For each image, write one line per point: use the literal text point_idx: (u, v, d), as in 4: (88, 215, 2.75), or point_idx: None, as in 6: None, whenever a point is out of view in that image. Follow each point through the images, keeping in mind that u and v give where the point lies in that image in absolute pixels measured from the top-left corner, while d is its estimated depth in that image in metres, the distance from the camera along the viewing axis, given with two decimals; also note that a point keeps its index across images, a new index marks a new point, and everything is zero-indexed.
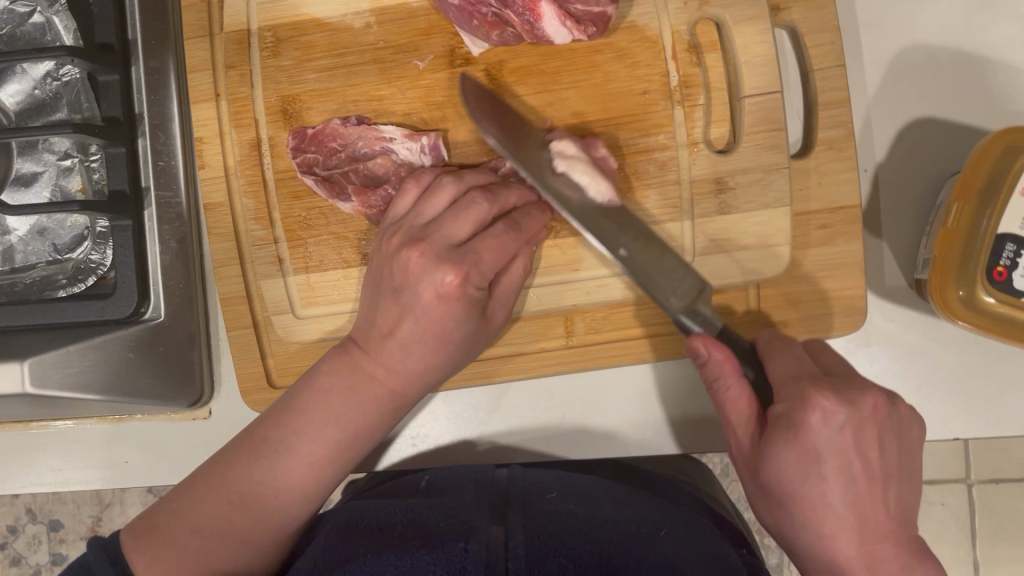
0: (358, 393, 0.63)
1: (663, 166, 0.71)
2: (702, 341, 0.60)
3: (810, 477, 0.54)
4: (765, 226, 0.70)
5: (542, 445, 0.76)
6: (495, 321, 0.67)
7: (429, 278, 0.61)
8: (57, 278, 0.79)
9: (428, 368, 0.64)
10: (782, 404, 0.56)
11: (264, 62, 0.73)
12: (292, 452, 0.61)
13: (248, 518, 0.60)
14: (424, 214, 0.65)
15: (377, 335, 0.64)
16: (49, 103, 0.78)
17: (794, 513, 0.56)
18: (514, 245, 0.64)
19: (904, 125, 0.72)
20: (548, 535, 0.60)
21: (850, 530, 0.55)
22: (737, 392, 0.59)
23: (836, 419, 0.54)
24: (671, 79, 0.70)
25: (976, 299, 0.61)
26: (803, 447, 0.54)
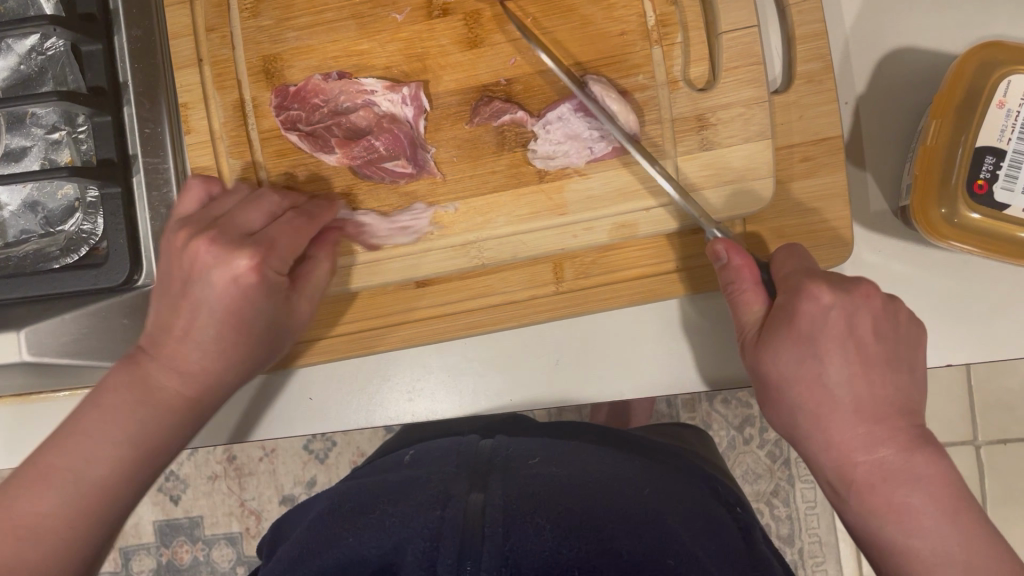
0: (137, 393, 0.58)
1: (644, 106, 0.71)
2: (726, 246, 0.62)
3: (808, 359, 0.58)
4: (747, 159, 0.70)
5: (534, 392, 0.77)
6: (300, 318, 0.65)
7: (221, 260, 0.59)
8: (51, 250, 0.79)
9: (217, 369, 0.61)
10: (782, 298, 0.59)
11: (245, 23, 0.74)
12: (72, 479, 0.56)
13: (43, 546, 0.55)
14: (217, 207, 0.66)
15: (168, 339, 0.60)
16: (34, 78, 0.79)
17: (791, 400, 0.60)
18: (306, 235, 0.66)
19: (882, 54, 0.72)
20: (525, 498, 0.58)
21: (857, 420, 0.58)
22: (752, 296, 0.62)
23: (829, 308, 0.57)
24: (648, 19, 0.71)
25: (960, 216, 0.62)
26: (801, 331, 0.58)
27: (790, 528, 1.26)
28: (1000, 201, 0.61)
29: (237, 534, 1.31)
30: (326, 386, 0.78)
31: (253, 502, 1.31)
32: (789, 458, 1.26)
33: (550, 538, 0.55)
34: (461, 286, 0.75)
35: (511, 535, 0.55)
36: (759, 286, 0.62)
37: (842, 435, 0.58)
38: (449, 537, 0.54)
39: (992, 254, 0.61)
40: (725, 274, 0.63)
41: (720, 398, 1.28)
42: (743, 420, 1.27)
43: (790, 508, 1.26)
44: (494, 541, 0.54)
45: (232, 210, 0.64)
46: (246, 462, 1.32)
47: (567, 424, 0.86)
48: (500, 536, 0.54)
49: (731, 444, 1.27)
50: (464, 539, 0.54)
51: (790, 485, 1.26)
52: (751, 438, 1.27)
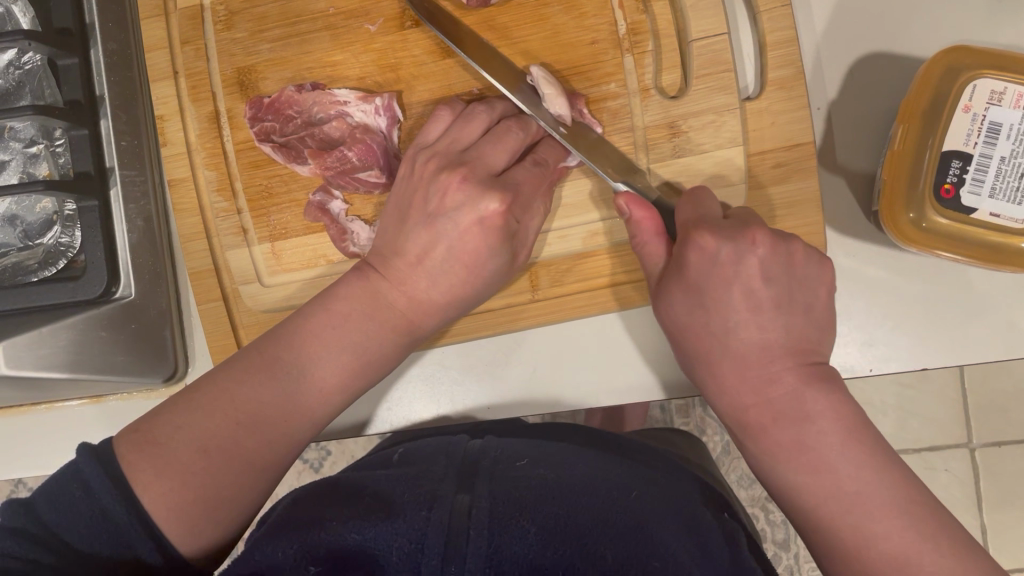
0: (372, 319, 0.64)
1: (616, 113, 0.71)
2: (625, 199, 0.63)
3: (697, 307, 0.61)
4: (719, 169, 0.71)
5: (512, 402, 0.77)
6: (519, 262, 0.68)
7: (473, 202, 0.63)
8: (29, 263, 0.79)
9: (447, 302, 0.66)
10: (675, 249, 0.62)
11: (219, 36, 0.75)
12: (237, 396, 0.58)
13: (259, 439, 0.57)
14: (427, 139, 0.69)
15: (401, 263, 0.65)
16: (12, 93, 0.77)
17: (691, 347, 0.62)
18: (545, 187, 0.68)
19: (853, 60, 0.73)
20: (513, 499, 0.58)
21: (757, 359, 0.59)
22: (654, 248, 0.64)
23: (718, 251, 0.59)
24: (619, 27, 0.71)
25: (928, 220, 0.62)
26: (691, 281, 0.60)
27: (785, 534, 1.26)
28: (967, 205, 0.61)
29: None
30: None
31: None
32: None
33: (535, 543, 0.54)
34: None
35: (496, 537, 0.54)
36: (661, 235, 0.64)
37: (748, 370, 0.60)
38: (434, 538, 0.54)
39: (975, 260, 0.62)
40: (626, 225, 0.65)
41: None
42: None
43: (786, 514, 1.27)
44: (480, 539, 0.54)
45: (480, 147, 0.66)
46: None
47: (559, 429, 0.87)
48: (485, 539, 0.54)
49: (725, 449, 1.27)
50: (449, 539, 0.54)
51: None
52: None
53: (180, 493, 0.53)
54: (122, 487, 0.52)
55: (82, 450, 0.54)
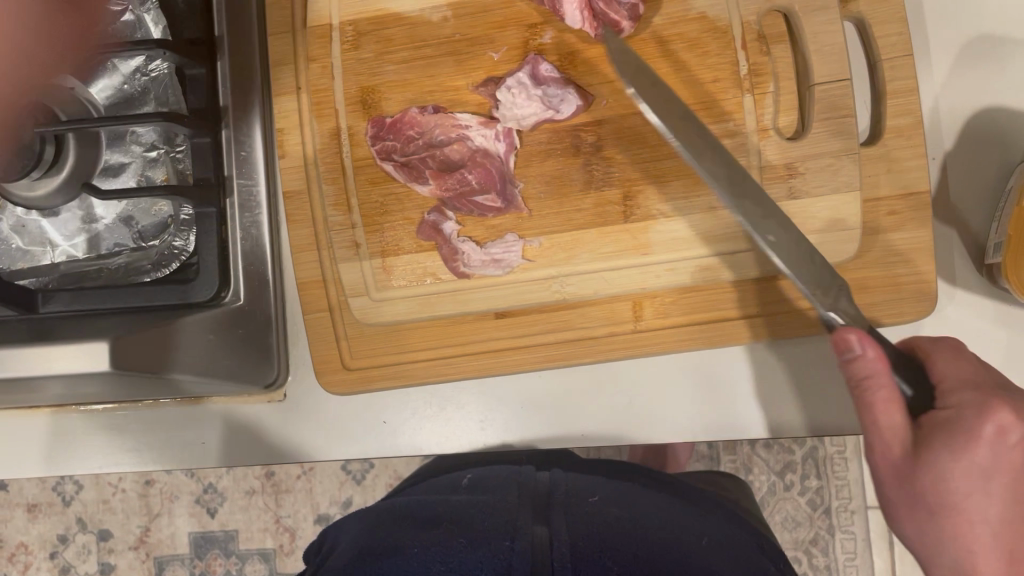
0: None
1: (733, 152, 0.72)
2: (861, 338, 0.57)
3: (972, 477, 0.55)
4: (834, 212, 0.71)
5: (601, 430, 0.78)
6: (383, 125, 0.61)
7: None
8: (142, 264, 0.82)
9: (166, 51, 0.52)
10: (967, 415, 0.56)
11: (346, 55, 0.77)
12: None
13: None
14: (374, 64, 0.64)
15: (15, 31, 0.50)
16: (137, 97, 0.82)
17: (922, 487, 0.57)
18: None
19: (972, 113, 0.73)
20: (590, 536, 0.65)
21: (995, 535, 0.57)
22: (884, 392, 0.57)
23: (1011, 436, 0.55)
24: (741, 68, 0.72)
25: None
26: (977, 460, 0.55)
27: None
28: None
29: (271, 550, 1.39)
30: (401, 411, 0.81)
31: (289, 520, 1.39)
32: (830, 506, 1.27)
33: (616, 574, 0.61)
34: (540, 319, 0.76)
35: (578, 567, 0.62)
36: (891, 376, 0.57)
37: (979, 550, 0.57)
38: (519, 568, 0.61)
39: None
40: (847, 372, 0.58)
41: (762, 442, 1.29)
42: (786, 466, 1.28)
43: (831, 558, 1.27)
44: None
45: None
46: (284, 478, 1.39)
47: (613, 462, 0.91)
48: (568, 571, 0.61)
49: (771, 489, 1.28)
50: (535, 562, 0.61)
51: (830, 535, 1.27)
52: (791, 484, 1.28)
53: None
54: None
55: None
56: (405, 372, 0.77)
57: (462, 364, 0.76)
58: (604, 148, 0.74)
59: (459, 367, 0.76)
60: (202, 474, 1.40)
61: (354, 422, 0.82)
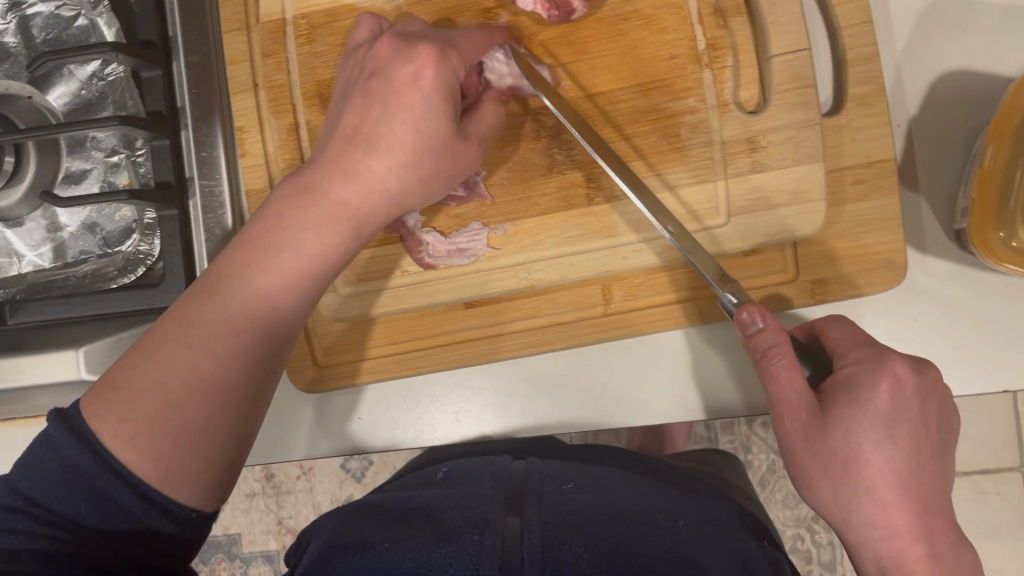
0: (314, 211, 0.61)
1: (694, 128, 0.71)
2: (759, 311, 0.59)
3: (867, 429, 0.57)
4: (798, 185, 0.70)
5: (578, 417, 0.77)
6: (472, 147, 0.68)
7: (406, 61, 0.64)
8: (108, 270, 0.81)
9: (444, 143, 0.65)
10: (865, 368, 0.58)
11: (300, 49, 0.77)
12: (189, 329, 0.54)
13: (212, 359, 0.54)
14: (401, 29, 0.70)
15: (341, 139, 0.64)
16: (95, 103, 0.81)
17: (823, 446, 0.58)
18: (484, 39, 0.70)
19: (936, 77, 0.72)
20: (564, 523, 0.62)
21: (901, 491, 0.58)
22: (781, 365, 0.58)
23: (908, 386, 0.57)
24: (698, 43, 0.71)
25: (1019, 239, 0.62)
26: (875, 409, 0.57)
27: (830, 555, 1.26)
28: None
29: (275, 552, 1.33)
30: (375, 409, 0.79)
31: (291, 521, 1.35)
32: None
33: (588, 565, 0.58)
34: (509, 307, 0.76)
35: (549, 564, 0.58)
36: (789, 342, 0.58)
37: (882, 503, 0.58)
38: (488, 564, 0.58)
39: None
40: (752, 348, 0.60)
41: (759, 421, 1.27)
42: None
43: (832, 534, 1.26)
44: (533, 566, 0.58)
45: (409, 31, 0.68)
46: (285, 479, 1.35)
47: (596, 445, 0.90)
48: (539, 563, 0.58)
49: (771, 468, 1.27)
50: (505, 559, 0.58)
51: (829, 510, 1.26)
52: None
53: (147, 438, 0.51)
54: (86, 441, 0.50)
55: (54, 413, 0.53)
56: (377, 367, 0.77)
57: (433, 355, 0.76)
58: (564, 130, 0.73)
59: (431, 359, 0.76)
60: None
61: (319, 429, 0.79)
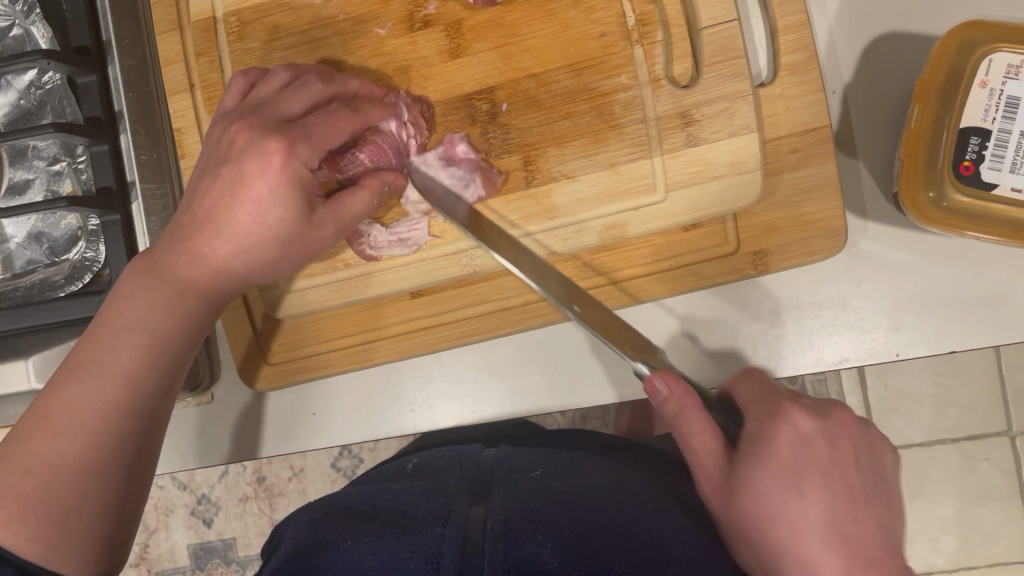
0: (155, 292, 0.60)
1: (628, 105, 0.71)
2: (662, 377, 0.61)
3: (790, 493, 0.57)
4: (735, 156, 0.69)
5: (530, 401, 0.77)
6: (324, 237, 0.64)
7: (254, 157, 0.60)
8: (56, 278, 0.80)
9: (290, 241, 0.63)
10: (758, 422, 0.59)
11: (232, 47, 0.77)
12: (53, 423, 0.56)
13: (68, 445, 0.56)
14: (257, 94, 0.66)
15: (191, 218, 0.62)
16: (33, 112, 0.77)
17: (762, 526, 0.57)
18: (344, 126, 0.65)
19: (867, 41, 0.72)
20: (529, 514, 0.58)
21: (830, 548, 0.56)
22: (698, 425, 0.60)
23: (806, 432, 0.59)
24: (628, 20, 0.71)
25: (948, 198, 0.63)
26: (779, 462, 0.57)
27: None
28: (988, 181, 0.62)
29: None
30: (330, 404, 0.79)
31: None
32: None
33: (552, 556, 0.54)
34: (455, 294, 0.75)
35: (510, 554, 0.54)
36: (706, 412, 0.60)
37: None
38: (450, 556, 0.54)
39: (1002, 238, 0.61)
40: (672, 415, 0.61)
41: None
42: None
43: None
44: (493, 556, 0.54)
45: (273, 98, 0.65)
46: (276, 481, 1.31)
47: (566, 430, 0.89)
48: (501, 553, 0.54)
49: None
50: (466, 552, 0.54)
51: None
52: None
53: (19, 523, 0.54)
54: None
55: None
56: (327, 360, 0.77)
57: (384, 347, 0.76)
58: (500, 113, 0.73)
59: (381, 348, 0.76)
60: (195, 485, 1.32)
61: (276, 424, 0.79)
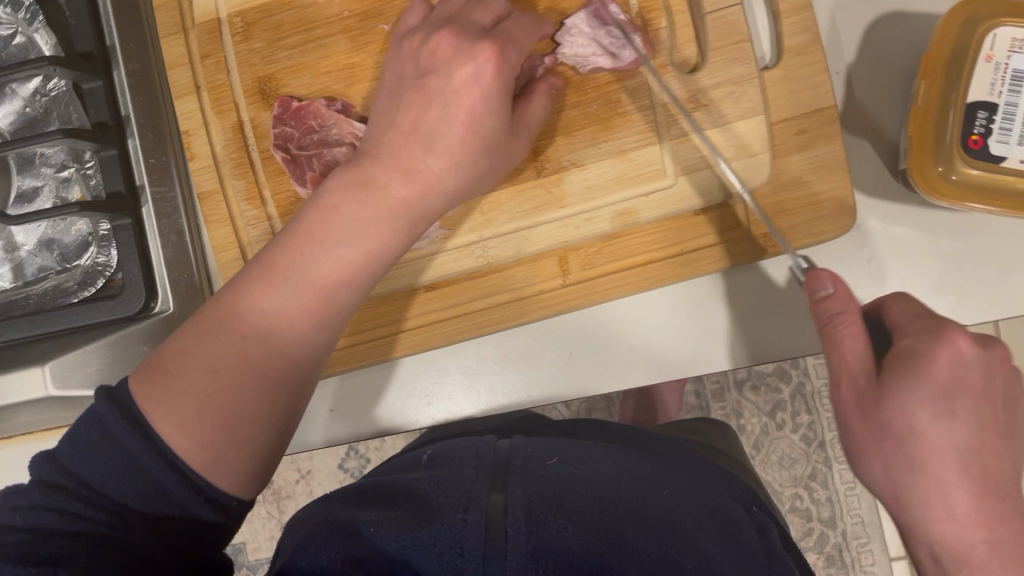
0: (370, 207, 0.63)
1: (634, 92, 0.72)
2: (833, 279, 0.59)
3: (940, 414, 0.55)
4: (738, 140, 0.71)
5: (545, 391, 0.77)
6: (521, 141, 0.68)
7: (466, 57, 0.65)
8: (69, 285, 0.80)
9: (466, 151, 0.66)
10: (913, 339, 0.56)
11: (238, 47, 0.77)
12: (251, 328, 0.59)
13: (264, 346, 0.58)
14: (444, 10, 0.71)
15: (388, 159, 0.65)
16: (40, 120, 0.78)
17: (902, 448, 0.57)
18: (536, 33, 0.69)
19: (869, 21, 0.72)
20: (551, 498, 0.57)
21: (964, 471, 0.56)
22: (850, 327, 0.58)
23: (969, 363, 0.54)
24: (631, 5, 0.72)
25: (958, 172, 0.64)
26: (938, 383, 0.54)
27: (832, 511, 1.23)
28: (997, 154, 0.63)
29: None
30: (344, 399, 0.79)
31: None
32: (824, 439, 1.25)
33: (579, 544, 0.54)
34: (469, 287, 0.76)
35: (534, 536, 0.54)
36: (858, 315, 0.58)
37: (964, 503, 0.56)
38: (473, 541, 0.53)
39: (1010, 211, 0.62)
40: (819, 322, 0.60)
41: (749, 385, 1.26)
42: (775, 404, 1.25)
43: (831, 490, 1.24)
44: (517, 540, 0.53)
45: (462, 9, 0.70)
46: (284, 484, 1.32)
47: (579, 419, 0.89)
48: (523, 538, 0.53)
49: (764, 431, 1.25)
50: (489, 543, 0.53)
51: (827, 467, 1.24)
52: (784, 422, 1.25)
53: (196, 423, 0.55)
54: (140, 427, 0.54)
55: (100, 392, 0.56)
56: (342, 355, 0.77)
57: (400, 341, 0.77)
58: None
59: (395, 341, 0.77)
60: None
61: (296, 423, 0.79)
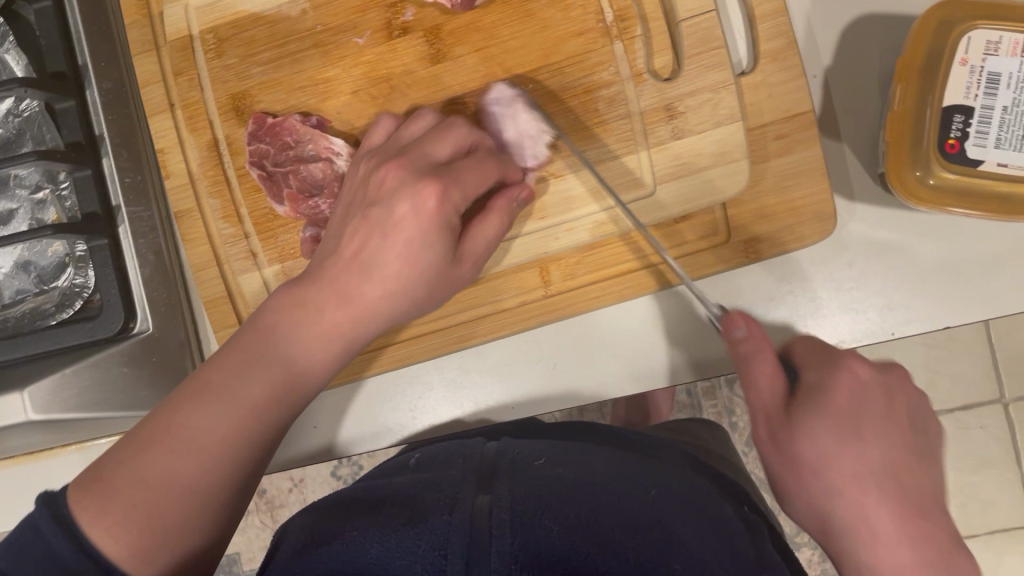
0: (304, 329, 0.62)
1: (612, 102, 0.72)
2: (744, 318, 0.63)
3: (849, 437, 0.59)
4: (720, 146, 0.70)
5: (531, 402, 0.77)
6: (462, 271, 0.67)
7: (410, 194, 0.63)
8: (46, 307, 0.79)
9: (413, 289, 0.65)
10: (814, 374, 0.61)
11: (211, 64, 0.77)
12: (183, 441, 0.56)
13: (194, 463, 0.55)
14: (403, 136, 0.69)
15: (339, 262, 0.65)
16: (13, 140, 0.76)
17: (825, 474, 0.59)
18: (489, 172, 0.67)
19: (844, 25, 0.72)
20: (534, 499, 0.55)
21: (883, 494, 0.59)
22: (766, 365, 0.62)
23: (864, 380, 0.61)
24: (605, 15, 0.71)
25: (935, 175, 0.64)
26: (839, 408, 0.59)
27: None
28: (974, 157, 0.63)
29: None
30: (327, 415, 0.78)
31: None
32: None
33: (562, 540, 0.51)
34: (452, 300, 0.75)
35: (519, 535, 0.51)
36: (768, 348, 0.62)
37: (873, 511, 0.58)
38: (456, 542, 0.50)
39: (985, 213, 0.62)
40: (738, 356, 0.63)
41: (738, 382, 1.23)
42: None
43: None
44: (503, 541, 0.50)
45: (422, 139, 0.67)
46: (277, 493, 1.30)
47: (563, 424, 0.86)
48: (509, 537, 0.50)
49: None
50: (473, 539, 0.50)
51: None
52: None
53: (125, 528, 0.53)
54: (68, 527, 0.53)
55: (41, 501, 0.56)
56: None
57: (382, 357, 0.76)
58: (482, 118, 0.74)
59: (383, 356, 0.76)
60: None
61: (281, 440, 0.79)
